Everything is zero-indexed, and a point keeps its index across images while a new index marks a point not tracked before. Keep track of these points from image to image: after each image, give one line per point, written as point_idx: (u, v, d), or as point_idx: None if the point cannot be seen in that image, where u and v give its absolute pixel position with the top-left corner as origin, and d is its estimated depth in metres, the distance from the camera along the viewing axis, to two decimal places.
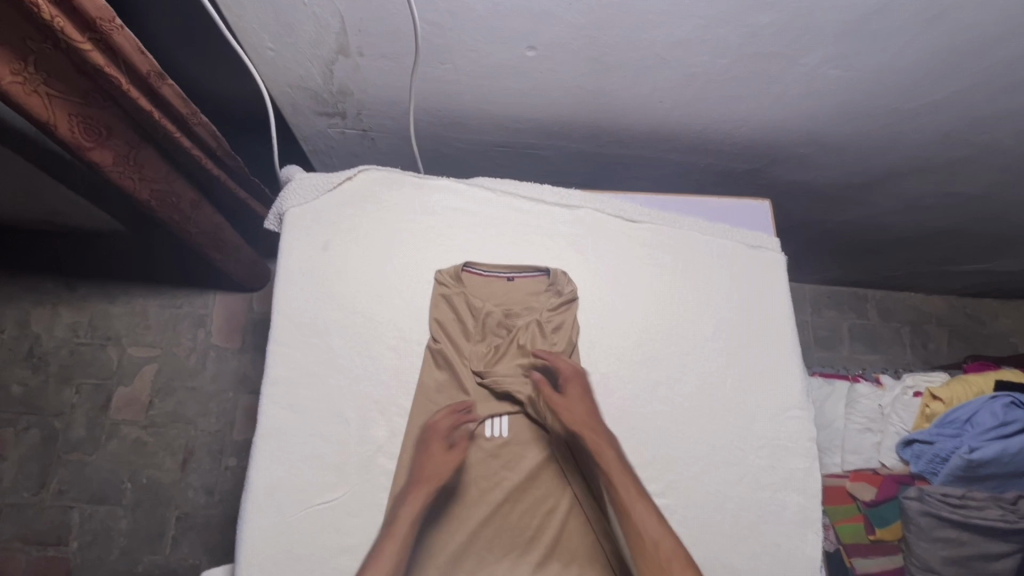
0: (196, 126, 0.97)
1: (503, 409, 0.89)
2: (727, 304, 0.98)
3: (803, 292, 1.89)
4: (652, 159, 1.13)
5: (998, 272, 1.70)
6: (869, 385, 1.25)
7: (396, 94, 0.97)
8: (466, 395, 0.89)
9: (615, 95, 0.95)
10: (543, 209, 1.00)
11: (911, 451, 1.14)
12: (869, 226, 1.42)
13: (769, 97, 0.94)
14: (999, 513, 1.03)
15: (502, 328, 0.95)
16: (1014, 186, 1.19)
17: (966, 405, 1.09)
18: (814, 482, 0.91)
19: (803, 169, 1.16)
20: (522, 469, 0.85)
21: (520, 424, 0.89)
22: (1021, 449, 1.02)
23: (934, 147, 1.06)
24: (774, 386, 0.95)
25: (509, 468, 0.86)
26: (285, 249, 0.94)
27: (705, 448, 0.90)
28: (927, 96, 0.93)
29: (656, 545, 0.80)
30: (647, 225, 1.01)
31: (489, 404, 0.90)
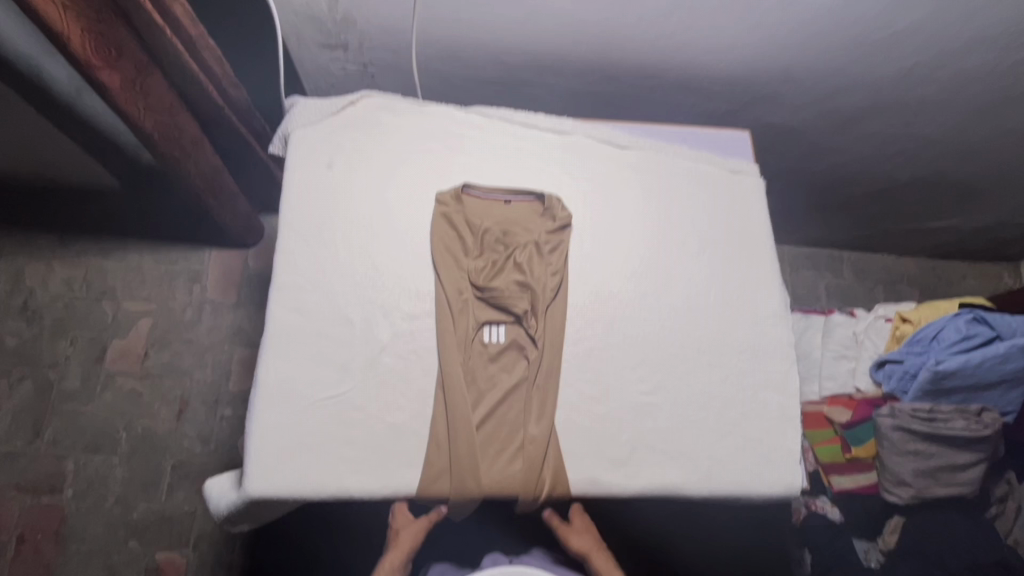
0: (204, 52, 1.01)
1: (500, 317, 0.94)
2: (712, 223, 1.04)
3: (782, 253, 1.96)
4: (639, 97, 1.19)
5: (963, 230, 1.79)
6: (843, 316, 1.32)
7: (397, 21, 1.01)
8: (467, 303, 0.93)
9: (603, 25, 1.01)
10: (537, 134, 1.06)
11: (882, 372, 1.21)
12: (842, 177, 1.50)
13: (748, 25, 1.01)
14: (965, 423, 1.10)
15: (500, 245, 0.98)
16: (975, 127, 1.27)
17: (932, 323, 1.17)
18: (791, 383, 0.97)
19: (780, 110, 1.23)
20: (515, 371, 0.91)
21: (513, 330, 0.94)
22: (983, 360, 1.09)
23: (900, 82, 1.14)
24: (754, 300, 1.01)
25: (508, 369, 0.91)
26: (291, 167, 0.98)
27: (691, 351, 0.96)
28: (893, 26, 1.00)
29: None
30: (636, 151, 1.07)
31: (486, 313, 0.94)
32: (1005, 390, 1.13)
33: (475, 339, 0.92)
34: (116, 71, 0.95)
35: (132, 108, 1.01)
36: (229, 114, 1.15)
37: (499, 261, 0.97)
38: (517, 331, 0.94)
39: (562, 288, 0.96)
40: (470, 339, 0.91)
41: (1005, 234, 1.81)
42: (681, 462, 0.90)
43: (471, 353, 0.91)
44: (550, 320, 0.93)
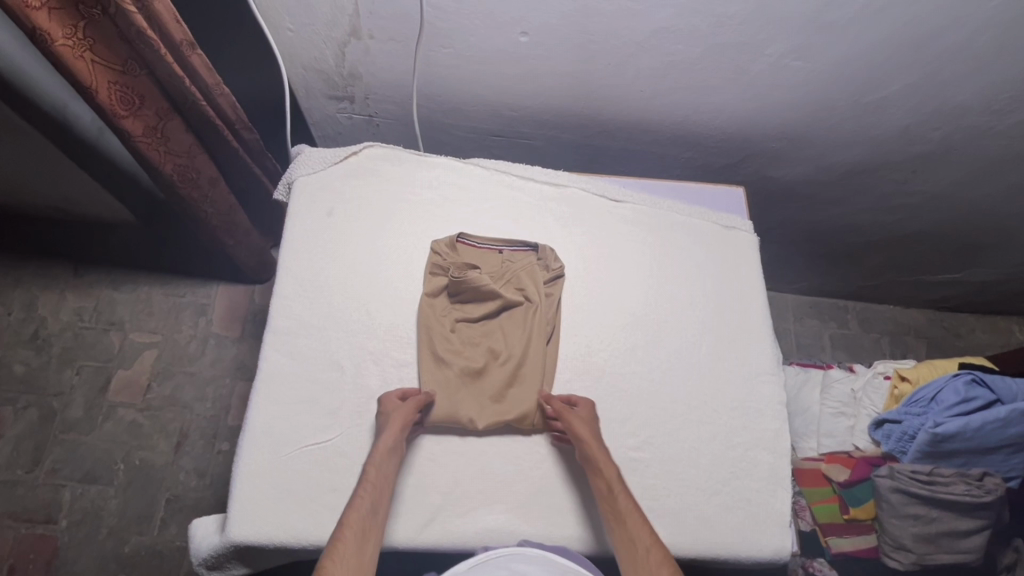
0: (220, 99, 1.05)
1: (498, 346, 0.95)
2: (703, 277, 1.05)
3: (785, 301, 1.95)
4: (636, 150, 1.21)
5: (971, 283, 1.77)
6: (842, 371, 1.31)
7: (401, 77, 1.05)
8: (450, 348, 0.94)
9: (600, 83, 1.04)
10: (534, 186, 1.08)
11: (881, 432, 1.19)
12: (843, 229, 1.50)
13: (742, 86, 1.03)
14: (966, 488, 1.07)
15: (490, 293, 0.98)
16: (974, 186, 1.27)
17: (931, 384, 1.15)
18: (783, 442, 0.96)
19: (776, 165, 1.24)
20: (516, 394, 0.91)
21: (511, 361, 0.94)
22: (983, 424, 1.06)
23: (895, 141, 1.15)
24: (747, 354, 1.01)
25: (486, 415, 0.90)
26: (291, 213, 1.01)
27: (680, 406, 0.96)
28: (885, 88, 1.02)
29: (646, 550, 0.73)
30: (629, 205, 1.09)
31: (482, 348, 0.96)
32: (1008, 454, 1.10)
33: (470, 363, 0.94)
34: (138, 118, 0.99)
35: (152, 152, 1.05)
36: (244, 156, 1.20)
37: (499, 290, 0.98)
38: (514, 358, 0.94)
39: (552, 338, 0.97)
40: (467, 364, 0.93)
41: (1013, 289, 1.79)
42: (667, 521, 0.88)
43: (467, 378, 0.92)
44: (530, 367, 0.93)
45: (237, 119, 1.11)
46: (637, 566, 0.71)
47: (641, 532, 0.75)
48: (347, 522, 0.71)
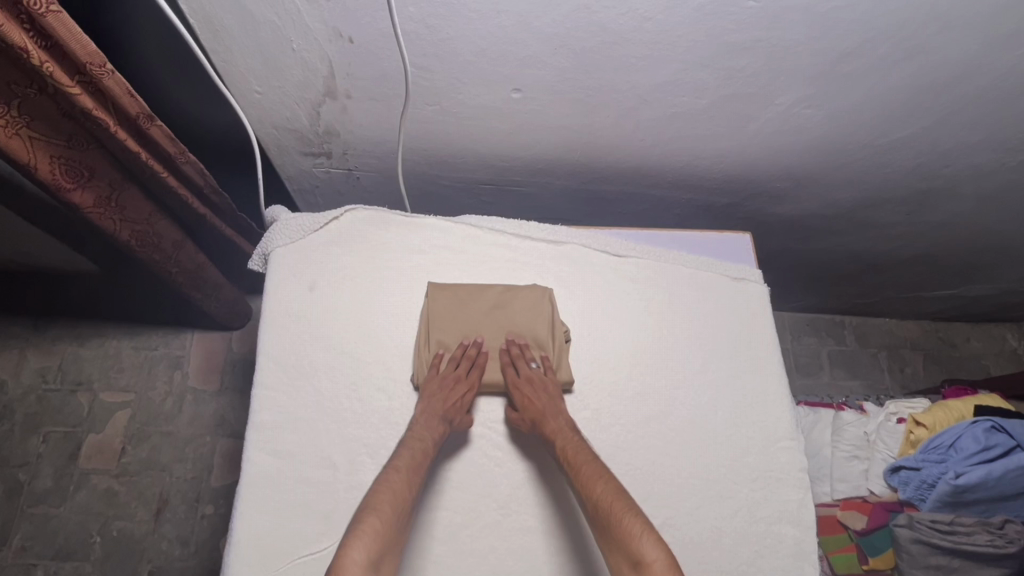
0: (184, 167, 0.97)
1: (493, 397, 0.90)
2: (715, 335, 0.99)
3: (782, 320, 1.92)
4: (635, 194, 1.14)
5: (968, 296, 1.75)
6: (854, 412, 1.27)
7: (383, 134, 0.96)
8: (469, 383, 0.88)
9: (599, 134, 0.97)
10: (530, 245, 1.01)
11: (898, 478, 1.14)
12: (844, 256, 1.46)
13: (749, 133, 0.96)
14: (988, 536, 1.04)
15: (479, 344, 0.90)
16: (981, 214, 1.23)
17: (948, 430, 1.11)
18: (807, 513, 0.91)
19: (781, 202, 1.19)
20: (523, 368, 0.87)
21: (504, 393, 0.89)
22: (1005, 473, 1.03)
23: (905, 178, 1.10)
24: (765, 419, 0.95)
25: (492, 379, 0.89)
26: (270, 290, 0.93)
27: (699, 483, 0.90)
28: (898, 132, 0.96)
29: (605, 502, 0.71)
30: (633, 260, 1.03)
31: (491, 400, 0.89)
32: None
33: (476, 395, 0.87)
34: (89, 190, 0.90)
35: (106, 222, 0.95)
36: (212, 220, 1.11)
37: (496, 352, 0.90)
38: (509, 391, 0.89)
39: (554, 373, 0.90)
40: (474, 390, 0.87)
41: (1010, 300, 1.77)
42: None
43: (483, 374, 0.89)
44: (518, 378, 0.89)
45: (206, 187, 1.04)
46: (600, 518, 0.71)
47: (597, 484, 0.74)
48: (411, 444, 0.79)
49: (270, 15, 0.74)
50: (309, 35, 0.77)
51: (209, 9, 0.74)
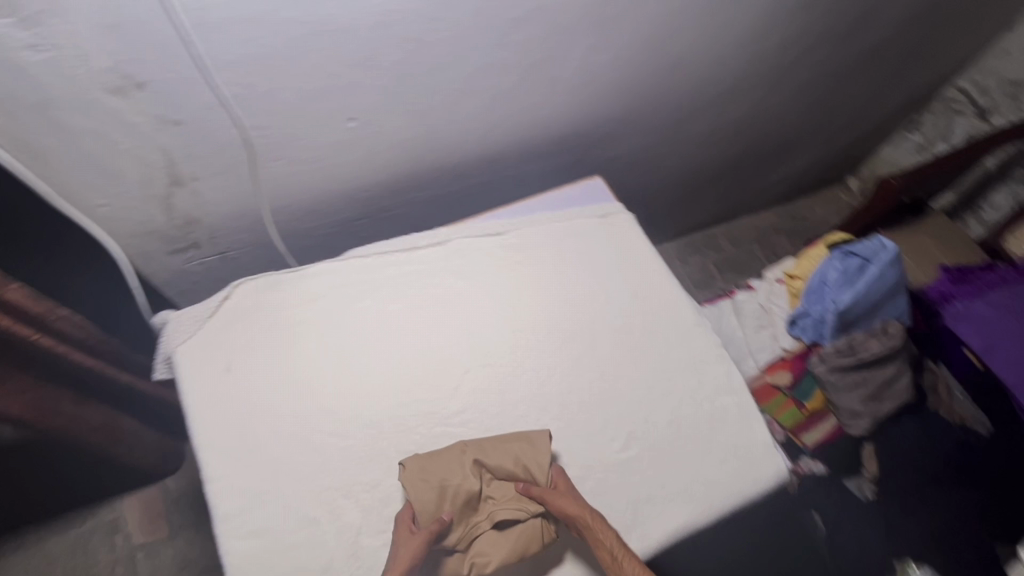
0: (57, 323, 0.94)
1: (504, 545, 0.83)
2: (605, 267, 1.11)
3: (667, 250, 2.11)
4: (494, 180, 1.25)
5: (795, 172, 2.04)
6: (744, 292, 1.43)
7: (243, 205, 0.99)
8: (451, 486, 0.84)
9: (440, 137, 1.06)
10: (420, 255, 1.07)
11: (798, 327, 1.32)
12: (686, 174, 1.66)
13: (563, 92, 1.10)
14: (880, 341, 1.23)
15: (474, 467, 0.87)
16: (768, 98, 1.46)
17: (816, 272, 1.30)
18: (737, 380, 1.03)
19: (615, 143, 1.34)
20: (506, 434, 0.91)
21: (512, 487, 0.87)
22: (869, 287, 1.23)
23: (699, 88, 1.29)
24: (674, 317, 1.08)
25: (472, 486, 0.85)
26: (186, 388, 0.91)
27: (642, 392, 1.00)
28: (675, 51, 1.14)
29: None
30: (513, 232, 1.12)
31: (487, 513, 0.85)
32: (895, 300, 1.27)
33: (462, 489, 0.84)
34: None
35: None
36: (108, 369, 1.08)
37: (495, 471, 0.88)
38: (512, 492, 0.86)
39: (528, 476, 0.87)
40: (454, 479, 0.85)
41: (826, 162, 2.08)
42: (683, 501, 0.91)
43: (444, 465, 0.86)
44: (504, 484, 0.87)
45: (89, 335, 1.01)
46: None
47: (603, 552, 0.78)
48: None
49: (89, 123, 0.76)
50: (136, 130, 0.79)
51: (23, 138, 0.74)
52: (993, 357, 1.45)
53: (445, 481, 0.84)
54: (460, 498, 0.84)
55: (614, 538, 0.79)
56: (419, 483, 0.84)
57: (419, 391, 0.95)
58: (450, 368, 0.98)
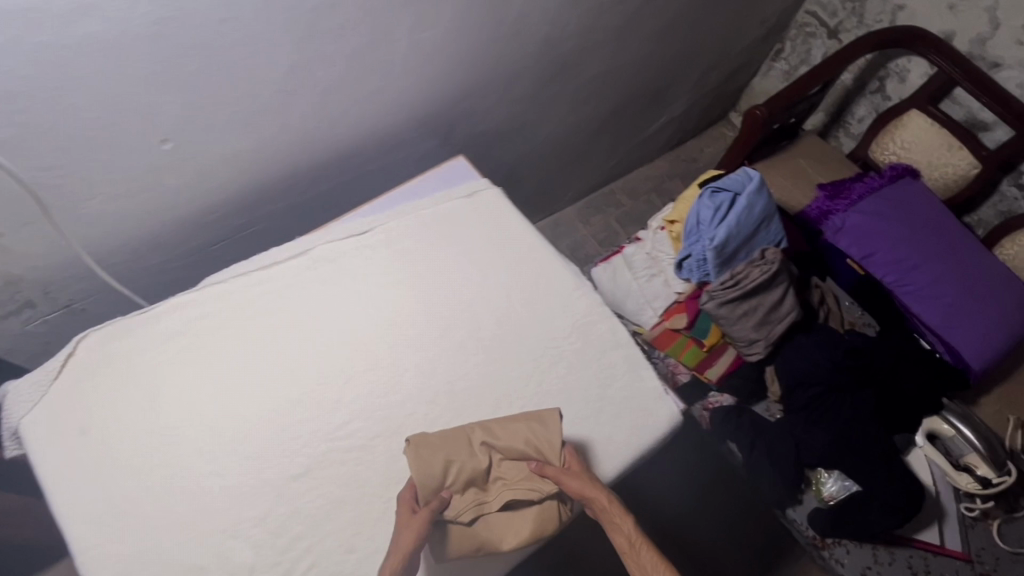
0: None
1: (511, 520, 0.87)
2: (478, 246, 1.09)
3: (568, 214, 2.12)
4: (355, 177, 1.20)
5: (676, 117, 2.08)
6: (632, 246, 1.44)
7: (69, 251, 0.91)
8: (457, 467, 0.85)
9: (277, 144, 1.00)
10: (282, 269, 1.02)
11: (685, 270, 1.33)
12: (564, 137, 1.65)
13: (401, 77, 1.06)
14: (759, 268, 1.27)
15: (484, 447, 0.88)
16: (622, 49, 1.47)
17: (690, 212, 1.31)
18: (621, 333, 1.04)
19: (476, 119, 1.32)
20: (515, 415, 0.90)
21: (525, 467, 0.88)
22: (739, 218, 1.26)
23: (548, 50, 1.28)
24: (553, 283, 1.07)
25: (481, 466, 0.86)
26: (38, 462, 0.84)
27: (530, 364, 0.99)
28: (510, 17, 1.12)
29: None
30: (378, 228, 1.08)
31: (498, 494, 0.88)
32: (767, 227, 1.32)
33: (471, 467, 0.85)
34: None
35: None
36: None
37: (505, 451, 0.88)
38: (526, 473, 0.88)
39: (540, 458, 0.87)
40: (461, 458, 0.85)
41: (703, 103, 2.13)
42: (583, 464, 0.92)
43: (454, 450, 0.86)
44: (514, 464, 0.89)
45: None
46: None
47: (618, 538, 0.83)
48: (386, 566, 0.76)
49: None
50: None
51: None
52: (872, 263, 1.56)
53: (448, 465, 0.84)
54: (468, 476, 0.85)
55: (632, 530, 0.84)
56: (426, 465, 0.83)
57: (300, 409, 0.91)
58: (329, 380, 0.94)
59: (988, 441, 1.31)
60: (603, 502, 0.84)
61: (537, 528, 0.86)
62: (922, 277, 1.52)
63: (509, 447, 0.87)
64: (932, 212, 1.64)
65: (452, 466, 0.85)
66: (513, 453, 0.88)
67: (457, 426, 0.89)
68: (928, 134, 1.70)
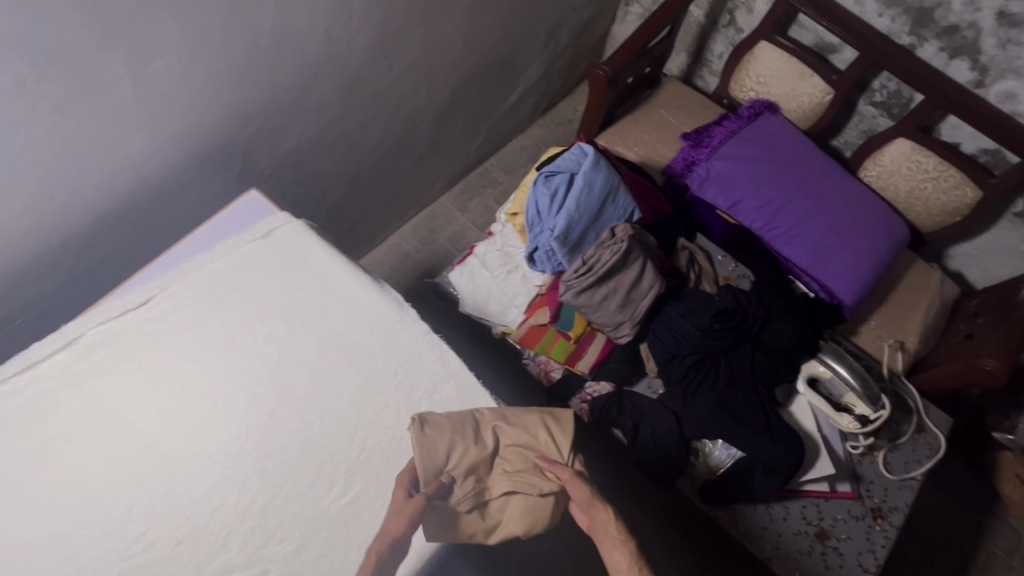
0: None
1: (507, 508, 0.87)
2: (280, 293, 0.97)
3: (443, 204, 2.00)
4: (140, 232, 1.06)
5: (535, 82, 1.96)
6: (483, 244, 1.35)
7: None
8: (461, 451, 0.84)
9: (1, 225, 0.85)
10: (46, 366, 0.88)
11: (537, 262, 1.25)
12: (403, 131, 1.52)
13: (141, 117, 0.91)
14: (610, 250, 1.18)
15: (489, 432, 0.88)
16: (435, 28, 1.34)
17: (528, 202, 1.22)
18: (452, 362, 0.95)
19: (278, 137, 1.18)
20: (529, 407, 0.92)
21: (531, 459, 0.88)
22: (577, 201, 1.17)
23: (336, 48, 1.14)
24: (370, 319, 0.97)
25: (485, 451, 0.86)
26: None
27: (350, 419, 0.89)
28: (266, 24, 0.98)
29: None
30: (160, 295, 0.95)
31: (498, 481, 0.87)
32: (613, 202, 1.23)
33: (473, 452, 0.85)
34: None
35: None
36: None
37: (511, 442, 0.88)
38: (531, 465, 0.88)
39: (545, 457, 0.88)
40: (464, 442, 0.85)
41: (562, 62, 2.01)
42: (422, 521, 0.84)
43: (462, 434, 0.85)
44: (517, 454, 0.88)
45: None
46: None
47: (617, 557, 0.83)
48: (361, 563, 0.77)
49: None
50: None
51: None
52: (740, 210, 1.52)
53: (451, 449, 0.83)
54: (470, 463, 0.84)
55: (629, 554, 0.83)
56: (431, 447, 0.82)
57: (82, 532, 0.79)
58: (115, 489, 0.82)
59: (864, 379, 1.32)
60: (604, 517, 0.85)
61: (528, 525, 0.85)
62: (789, 218, 1.49)
63: (519, 441, 0.88)
64: (795, 145, 1.59)
65: (456, 448, 0.84)
66: (523, 444, 0.88)
67: (465, 411, 0.89)
68: (778, 65, 1.64)
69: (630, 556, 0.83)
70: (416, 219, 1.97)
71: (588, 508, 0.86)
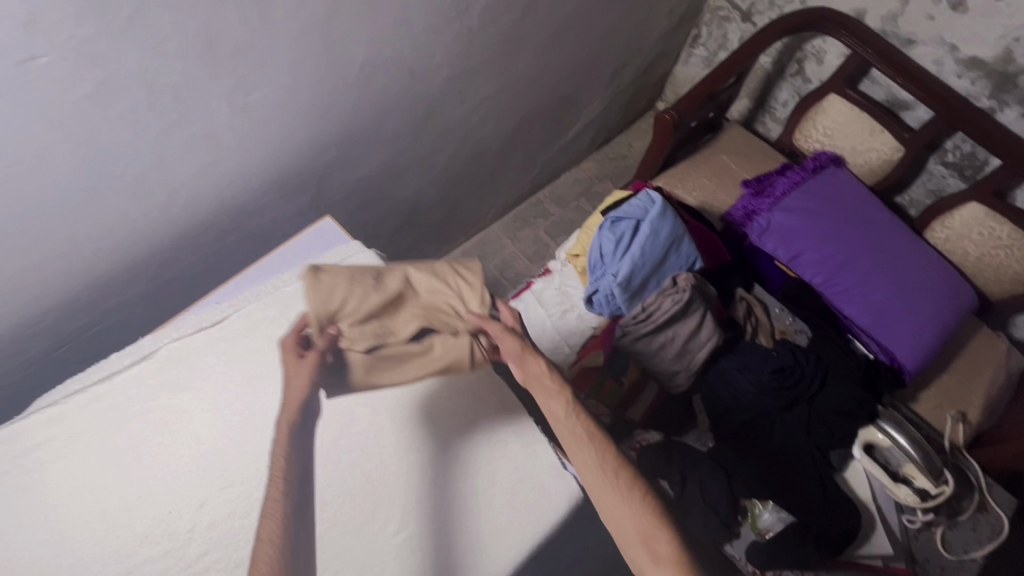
0: None
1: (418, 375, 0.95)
2: None
3: (494, 231, 2.02)
4: (216, 249, 1.09)
5: (595, 118, 1.97)
6: (542, 280, 1.35)
7: None
8: (352, 299, 0.91)
9: (97, 240, 0.89)
10: (124, 380, 0.92)
11: (596, 305, 1.24)
12: (466, 161, 1.55)
13: (233, 144, 0.95)
14: (671, 298, 1.17)
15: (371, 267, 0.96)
16: (510, 65, 1.36)
17: (592, 245, 1.23)
18: (513, 407, 0.97)
19: (352, 165, 1.21)
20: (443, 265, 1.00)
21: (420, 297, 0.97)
22: (642, 248, 1.18)
23: (417, 83, 1.17)
24: (435, 355, 0.98)
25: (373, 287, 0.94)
26: None
27: (411, 457, 0.90)
28: (357, 59, 1.01)
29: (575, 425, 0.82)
30: (234, 317, 0.98)
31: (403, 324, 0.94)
32: (677, 251, 1.23)
33: (358, 293, 0.92)
34: None
35: None
36: None
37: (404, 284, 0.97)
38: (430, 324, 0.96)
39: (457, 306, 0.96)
40: (360, 288, 0.92)
41: (623, 100, 2.02)
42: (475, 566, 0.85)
43: (359, 287, 0.92)
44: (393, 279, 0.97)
45: None
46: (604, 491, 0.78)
47: (554, 401, 0.84)
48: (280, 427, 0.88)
49: None
50: None
51: None
52: (800, 264, 1.48)
53: (334, 285, 0.91)
54: (368, 305, 0.91)
55: (565, 401, 0.83)
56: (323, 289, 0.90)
57: (146, 548, 0.81)
58: (180, 507, 0.84)
59: (924, 451, 1.26)
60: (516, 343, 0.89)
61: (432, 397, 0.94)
62: (852, 275, 1.45)
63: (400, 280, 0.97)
64: (861, 201, 1.56)
65: (359, 316, 0.91)
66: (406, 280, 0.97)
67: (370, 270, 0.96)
68: (847, 118, 1.62)
69: (566, 403, 0.83)
70: (467, 245, 1.98)
71: (519, 361, 0.88)
